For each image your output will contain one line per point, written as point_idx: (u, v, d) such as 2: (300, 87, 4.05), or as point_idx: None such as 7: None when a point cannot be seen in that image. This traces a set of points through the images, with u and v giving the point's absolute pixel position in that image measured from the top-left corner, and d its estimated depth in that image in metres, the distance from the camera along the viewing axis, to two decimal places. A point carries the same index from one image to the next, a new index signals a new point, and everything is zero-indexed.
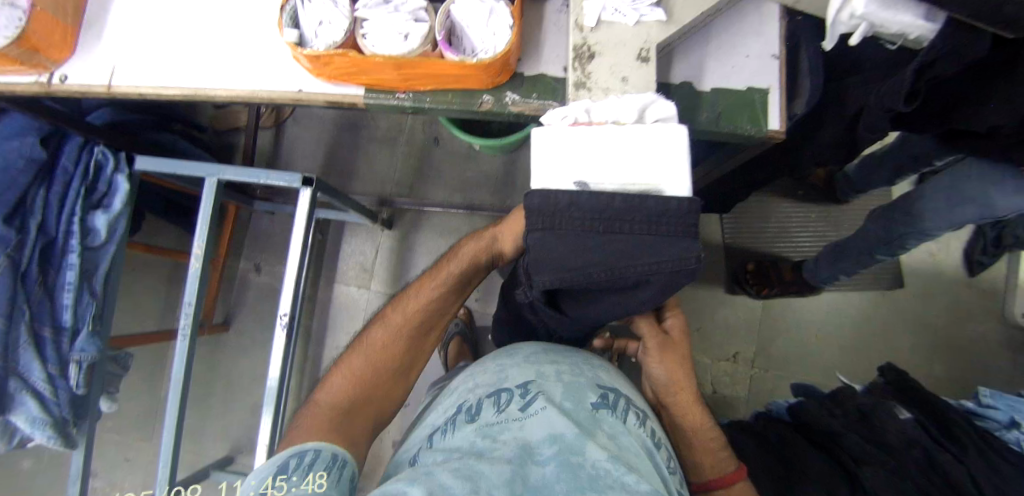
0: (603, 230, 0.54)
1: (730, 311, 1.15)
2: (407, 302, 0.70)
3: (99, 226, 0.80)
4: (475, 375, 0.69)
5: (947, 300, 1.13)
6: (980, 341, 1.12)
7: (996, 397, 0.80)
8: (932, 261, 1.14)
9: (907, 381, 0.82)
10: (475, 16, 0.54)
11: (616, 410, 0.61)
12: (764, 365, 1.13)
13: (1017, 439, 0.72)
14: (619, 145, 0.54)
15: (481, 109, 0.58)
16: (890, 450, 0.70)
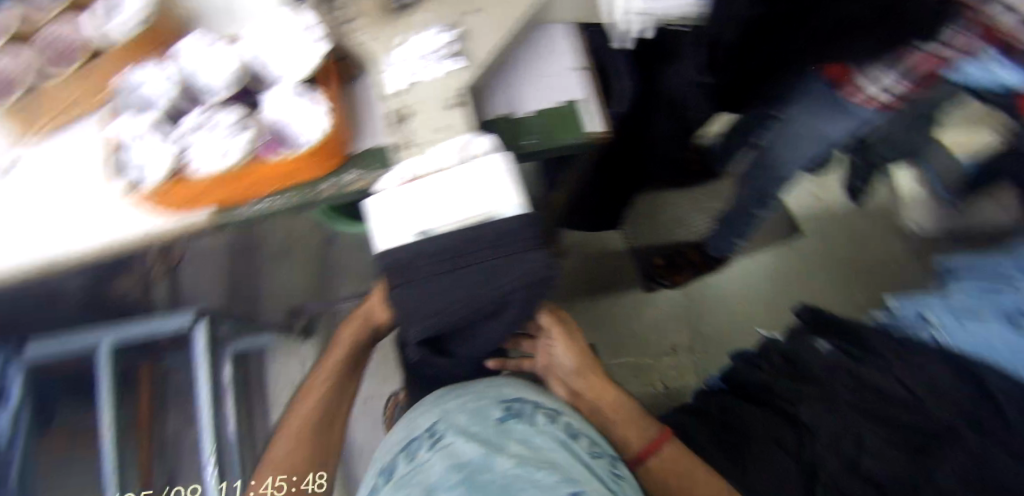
0: (454, 265, 0.51)
1: (656, 306, 1.35)
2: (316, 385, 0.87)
3: None
4: (393, 438, 0.69)
5: (841, 229, 1.36)
6: (882, 262, 1.34)
7: (900, 303, 0.95)
8: (814, 200, 1.38)
9: (819, 315, 1.01)
10: (288, 113, 0.58)
11: (526, 417, 0.60)
12: (701, 346, 1.32)
13: (928, 335, 0.86)
14: (446, 189, 0.52)
15: (324, 194, 0.62)
16: (821, 381, 0.85)
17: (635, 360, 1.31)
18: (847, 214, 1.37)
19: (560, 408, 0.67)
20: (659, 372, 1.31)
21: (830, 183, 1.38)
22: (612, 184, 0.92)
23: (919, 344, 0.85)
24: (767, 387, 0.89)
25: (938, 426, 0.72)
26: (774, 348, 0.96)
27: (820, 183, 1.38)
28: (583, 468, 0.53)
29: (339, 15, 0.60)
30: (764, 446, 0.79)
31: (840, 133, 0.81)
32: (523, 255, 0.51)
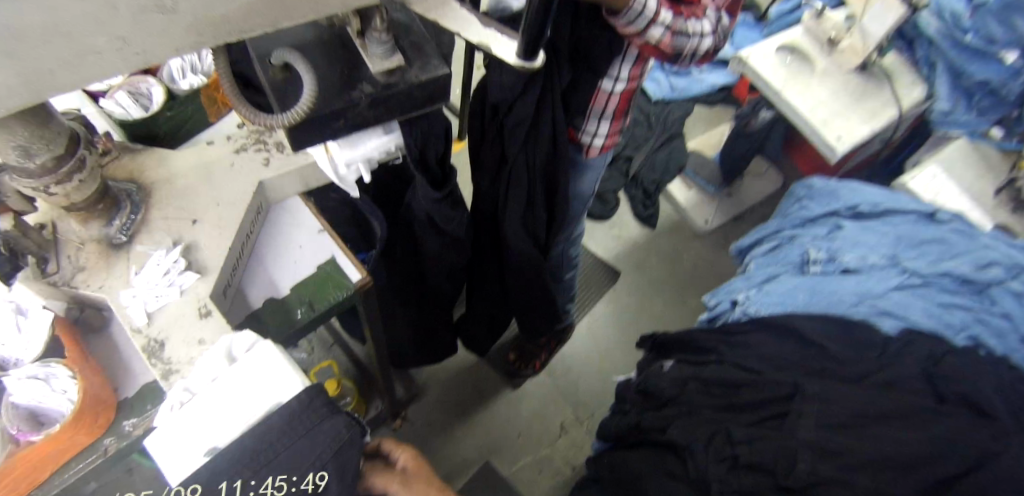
0: (246, 476, 0.43)
1: (528, 396, 1.40)
2: None
3: None
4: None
5: (642, 261, 1.65)
6: (682, 270, 1.65)
7: (715, 294, 1.17)
8: (615, 244, 1.67)
9: (658, 338, 1.10)
10: (38, 389, 0.54)
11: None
12: (585, 412, 1.39)
13: (741, 312, 1.07)
14: (215, 400, 0.46)
15: (106, 452, 0.54)
16: (675, 398, 0.91)
17: (535, 456, 1.33)
18: (646, 243, 1.69)
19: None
20: (563, 456, 1.34)
21: (625, 223, 1.72)
22: (413, 306, 0.98)
23: (738, 327, 0.99)
24: (638, 426, 0.93)
25: (782, 391, 0.81)
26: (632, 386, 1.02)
27: (618, 226, 1.71)
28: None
29: (57, 278, 0.58)
30: (658, 483, 0.80)
31: (590, 187, 0.97)
32: (319, 425, 0.46)
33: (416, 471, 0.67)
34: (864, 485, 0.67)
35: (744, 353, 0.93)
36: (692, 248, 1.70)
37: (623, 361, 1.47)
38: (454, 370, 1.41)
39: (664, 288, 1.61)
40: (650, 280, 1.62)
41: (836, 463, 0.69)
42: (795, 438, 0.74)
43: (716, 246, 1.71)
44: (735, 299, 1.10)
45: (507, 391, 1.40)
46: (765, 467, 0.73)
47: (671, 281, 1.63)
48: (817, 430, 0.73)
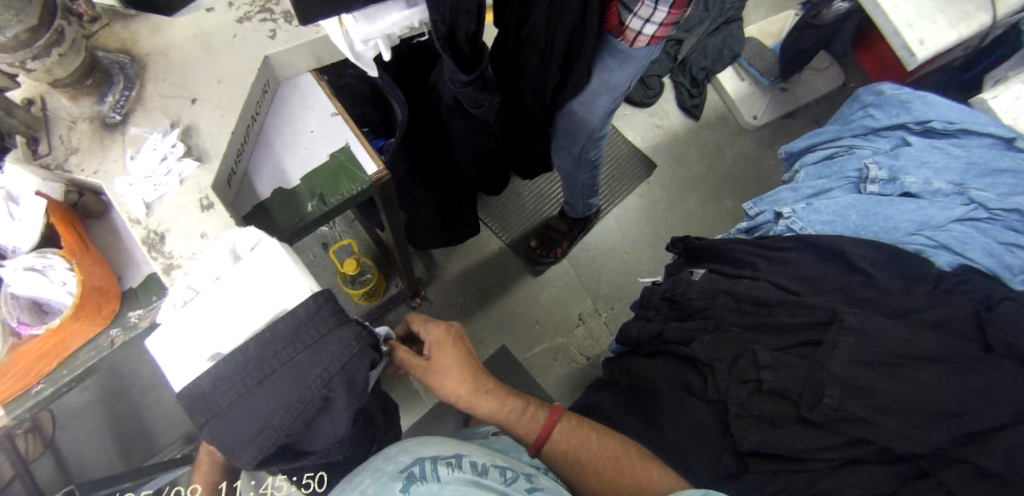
0: (257, 379, 0.44)
1: (549, 287, 1.39)
2: None
3: None
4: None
5: (684, 156, 1.53)
6: (725, 169, 1.53)
7: (756, 203, 1.08)
8: (657, 130, 1.55)
9: (689, 243, 1.05)
10: (34, 282, 0.51)
11: (429, 483, 0.48)
12: (607, 306, 1.38)
13: (785, 227, 0.98)
14: (221, 301, 0.45)
15: (114, 344, 0.54)
16: (702, 309, 0.88)
17: (550, 344, 1.34)
18: (688, 135, 1.55)
19: (469, 451, 0.56)
20: (578, 346, 1.35)
21: (668, 112, 1.57)
22: (439, 192, 0.92)
23: (780, 244, 0.92)
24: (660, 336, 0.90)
25: (825, 316, 0.76)
26: (657, 293, 0.98)
27: (660, 114, 1.57)
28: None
29: (49, 160, 0.54)
30: (675, 398, 0.80)
31: (627, 80, 0.83)
32: (327, 337, 0.46)
33: (444, 358, 0.77)
34: (891, 430, 0.65)
35: (785, 266, 0.88)
36: (741, 146, 1.56)
37: (650, 259, 1.42)
38: (475, 257, 1.40)
39: (703, 186, 1.51)
40: (688, 175, 1.52)
41: (865, 403, 0.67)
42: (829, 372, 0.70)
43: (767, 144, 1.56)
44: (779, 211, 1.00)
45: (528, 277, 1.39)
46: (786, 395, 0.72)
47: (710, 178, 1.52)
48: (853, 366, 0.69)
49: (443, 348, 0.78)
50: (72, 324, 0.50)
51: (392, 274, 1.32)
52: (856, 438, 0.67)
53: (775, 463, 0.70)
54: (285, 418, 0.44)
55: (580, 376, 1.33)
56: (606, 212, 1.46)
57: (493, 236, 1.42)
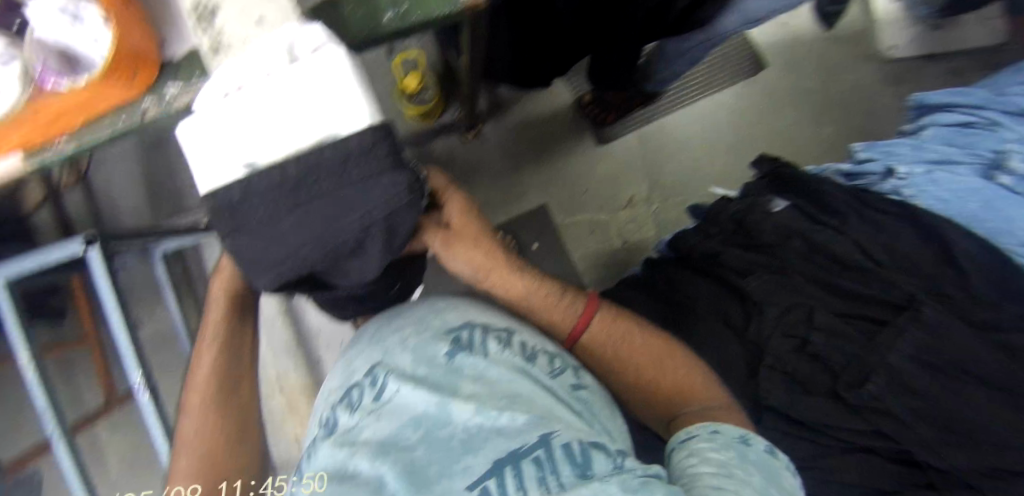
0: (293, 205, 0.39)
1: (608, 158, 1.28)
2: (195, 377, 0.67)
3: (26, 378, 0.87)
4: (328, 383, 0.63)
5: (811, 62, 1.28)
6: (853, 89, 1.27)
7: (869, 148, 0.90)
8: (785, 30, 1.28)
9: (782, 172, 0.87)
10: (63, 29, 0.42)
11: (476, 346, 0.55)
12: (661, 195, 1.28)
13: (892, 186, 0.85)
14: (266, 106, 0.38)
15: (145, 116, 0.50)
16: (773, 248, 0.81)
17: (591, 218, 1.28)
18: (815, 43, 1.28)
19: (512, 325, 0.61)
20: (618, 227, 1.28)
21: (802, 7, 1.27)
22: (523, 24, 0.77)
23: (884, 208, 0.80)
24: (715, 257, 0.84)
25: (901, 299, 0.72)
26: (724, 210, 0.87)
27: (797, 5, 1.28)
28: (549, 395, 0.51)
29: None
30: (711, 325, 0.79)
31: None
32: (376, 181, 0.40)
33: (458, 227, 0.63)
34: (919, 435, 0.64)
35: (878, 229, 0.78)
36: (894, 68, 1.26)
37: (722, 170, 1.28)
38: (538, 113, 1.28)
39: (818, 102, 1.28)
40: (797, 89, 1.28)
41: (907, 402, 0.65)
42: (882, 358, 0.67)
43: (923, 68, 1.25)
44: (891, 168, 0.86)
45: (588, 145, 1.28)
46: (827, 363, 0.71)
47: (824, 99, 1.28)
48: (909, 363, 0.66)
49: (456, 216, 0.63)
50: (101, 89, 0.45)
51: (452, 100, 1.25)
52: (879, 430, 0.67)
53: (789, 424, 0.70)
54: (315, 253, 0.41)
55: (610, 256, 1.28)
56: (694, 101, 1.28)
57: (568, 92, 1.28)
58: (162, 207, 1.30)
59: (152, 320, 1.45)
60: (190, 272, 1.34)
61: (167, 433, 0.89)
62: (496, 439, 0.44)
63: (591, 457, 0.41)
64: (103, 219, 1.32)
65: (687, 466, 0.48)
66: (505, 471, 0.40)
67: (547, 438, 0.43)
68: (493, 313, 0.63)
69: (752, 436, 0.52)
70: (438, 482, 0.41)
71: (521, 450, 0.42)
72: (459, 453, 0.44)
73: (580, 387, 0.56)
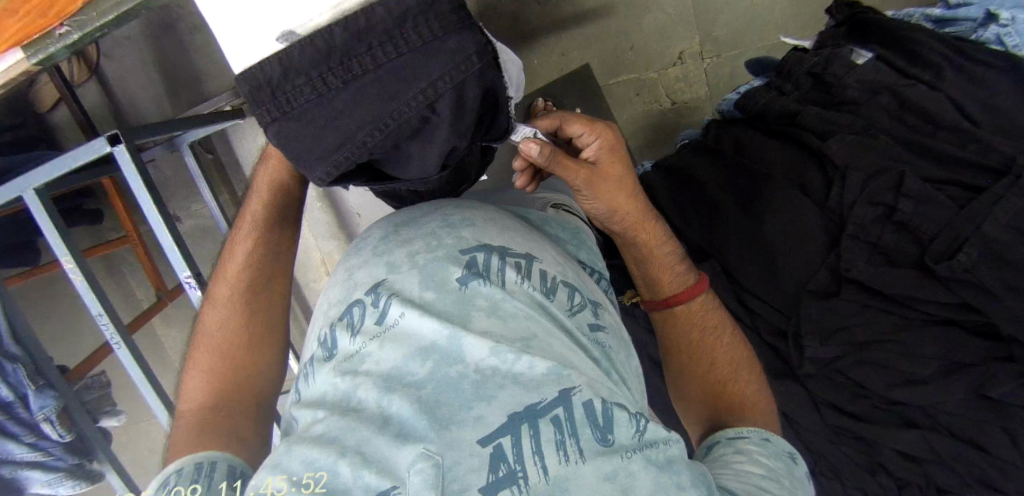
0: (346, 79, 0.33)
1: (657, 13, 1.14)
2: (227, 268, 0.61)
3: (82, 287, 0.89)
4: (327, 291, 0.52)
5: None
6: None
7: None
8: None
9: (861, 16, 0.79)
10: None
11: (492, 275, 0.46)
12: (713, 52, 1.16)
13: (994, 36, 0.71)
14: None
15: None
16: (857, 107, 0.74)
17: (638, 76, 1.19)
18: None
19: (536, 242, 0.53)
20: (666, 84, 1.20)
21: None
22: None
23: (977, 57, 0.69)
24: (793, 117, 0.78)
25: (999, 163, 0.65)
26: (800, 64, 0.80)
27: None
28: (565, 338, 0.44)
29: None
30: (786, 194, 0.75)
31: None
32: (440, 41, 0.33)
33: (609, 171, 0.62)
34: (1007, 308, 0.61)
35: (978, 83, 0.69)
36: None
37: (780, 23, 1.12)
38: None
39: None
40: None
41: (1002, 273, 0.61)
42: (977, 228, 0.63)
43: None
44: (992, 12, 0.71)
45: None
46: (915, 232, 0.68)
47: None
48: (1003, 233, 0.61)
49: (614, 155, 0.62)
50: None
51: None
52: (967, 302, 0.65)
53: (874, 298, 0.69)
54: (375, 136, 0.35)
55: (659, 118, 1.23)
56: None
57: None
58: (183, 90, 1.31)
59: (195, 214, 1.46)
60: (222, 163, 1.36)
61: None
62: (516, 389, 0.38)
63: (614, 419, 0.39)
64: (144, 115, 1.35)
65: (732, 460, 0.48)
66: (522, 429, 0.36)
67: (567, 393, 0.38)
68: (515, 229, 0.53)
69: (797, 455, 0.52)
70: (450, 428, 0.36)
71: (539, 407, 0.37)
72: (470, 397, 0.38)
73: (597, 327, 0.49)
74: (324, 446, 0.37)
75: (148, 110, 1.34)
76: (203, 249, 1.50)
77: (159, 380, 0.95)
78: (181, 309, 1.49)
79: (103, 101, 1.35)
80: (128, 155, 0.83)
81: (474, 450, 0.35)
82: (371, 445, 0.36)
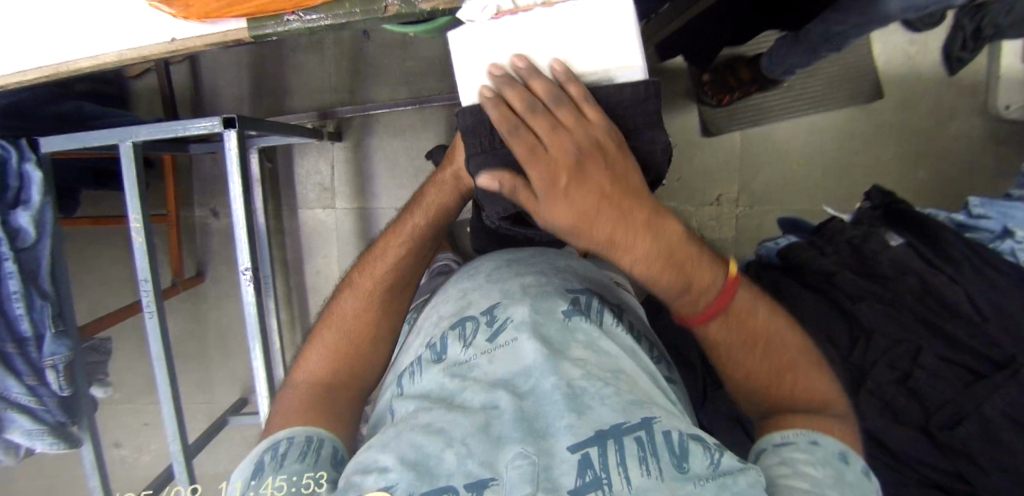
0: (551, 137, 0.42)
1: (714, 151, 1.25)
2: (373, 266, 0.64)
3: (136, 247, 0.90)
4: (437, 306, 0.65)
5: (931, 101, 1.18)
6: (960, 139, 1.18)
7: (986, 205, 0.91)
8: (910, 62, 1.17)
9: (894, 205, 0.91)
10: None
11: (590, 314, 0.57)
12: (747, 203, 1.26)
13: (1008, 248, 0.85)
14: (547, 31, 0.43)
15: (388, 13, 0.52)
16: (885, 279, 0.85)
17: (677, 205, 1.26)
18: (937, 85, 1.17)
19: (619, 301, 0.65)
20: (699, 219, 1.28)
21: (934, 43, 1.16)
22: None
23: (998, 266, 0.81)
24: (829, 276, 0.88)
25: (998, 356, 0.74)
26: (842, 233, 0.90)
27: (923, 43, 1.16)
28: (646, 379, 0.52)
29: None
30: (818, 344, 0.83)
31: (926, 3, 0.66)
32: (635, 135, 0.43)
33: (619, 235, 0.44)
34: (994, 483, 0.69)
35: (989, 285, 0.79)
36: (1006, 127, 1.17)
37: (817, 191, 1.24)
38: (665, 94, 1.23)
39: (933, 145, 1.19)
40: (904, 127, 1.19)
41: (992, 451, 0.69)
42: (977, 407, 0.71)
43: None
44: (1010, 229, 0.86)
45: (694, 135, 1.24)
46: (923, 400, 0.75)
47: (930, 145, 1.19)
48: (999, 418, 0.69)
49: (561, 176, 0.42)
50: None
51: None
52: (960, 473, 0.72)
53: (879, 449, 0.77)
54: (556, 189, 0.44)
55: None
56: (807, 114, 1.21)
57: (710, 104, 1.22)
58: (265, 99, 1.32)
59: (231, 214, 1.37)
60: (277, 175, 1.32)
61: (262, 324, 0.90)
62: (602, 408, 0.46)
63: (689, 450, 0.44)
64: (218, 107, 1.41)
65: (777, 474, 0.49)
66: (609, 443, 0.43)
67: (649, 421, 0.45)
68: (603, 282, 0.67)
69: (851, 455, 0.51)
70: (546, 439, 0.44)
71: (622, 426, 0.45)
72: (563, 408, 0.46)
73: (670, 378, 0.59)
74: (433, 435, 0.46)
75: (225, 107, 1.32)
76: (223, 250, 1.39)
77: (174, 361, 0.92)
78: (183, 301, 1.44)
79: (189, 86, 1.34)
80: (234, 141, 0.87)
81: (564, 456, 0.43)
82: (474, 440, 0.45)
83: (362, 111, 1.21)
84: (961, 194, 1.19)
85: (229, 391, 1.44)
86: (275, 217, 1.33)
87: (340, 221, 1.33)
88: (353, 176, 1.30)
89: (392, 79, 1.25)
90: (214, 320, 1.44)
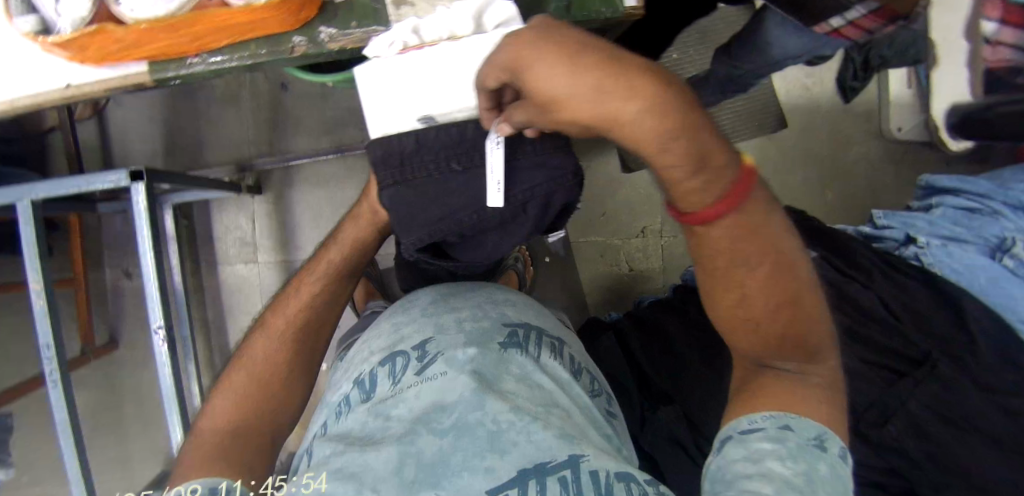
0: (461, 165, 0.45)
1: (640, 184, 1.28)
2: (289, 303, 0.62)
3: (37, 308, 0.80)
4: (370, 341, 0.61)
5: (829, 126, 1.29)
6: (859, 160, 1.29)
7: (888, 216, 0.98)
8: (807, 94, 1.28)
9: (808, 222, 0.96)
10: None
11: (527, 347, 0.56)
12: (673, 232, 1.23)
13: (913, 253, 0.91)
14: (451, 68, 0.46)
15: (294, 53, 0.51)
16: None
17: (605, 240, 1.25)
18: (831, 111, 1.28)
19: (562, 334, 0.64)
20: (627, 252, 1.25)
21: (828, 76, 1.28)
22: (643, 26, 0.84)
23: (905, 270, 0.87)
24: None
25: (916, 353, 0.78)
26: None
27: (815, 76, 1.28)
28: (579, 417, 0.50)
29: None
30: None
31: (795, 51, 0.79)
32: (547, 159, 0.44)
33: (604, 84, 0.30)
34: (926, 474, 0.71)
35: (900, 289, 0.85)
36: (898, 148, 1.29)
37: None
38: None
39: (837, 166, 1.29)
40: (806, 152, 1.29)
41: (923, 447, 0.72)
42: (902, 404, 0.75)
43: (938, 153, 1.28)
44: (912, 236, 0.92)
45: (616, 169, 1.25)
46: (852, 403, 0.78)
47: (832, 166, 1.29)
48: (924, 411, 0.73)
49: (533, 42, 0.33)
50: (267, 8, 0.47)
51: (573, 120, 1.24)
52: (894, 469, 0.74)
53: None
54: (471, 217, 0.45)
55: (618, 281, 1.25)
56: None
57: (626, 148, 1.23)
58: (179, 156, 1.25)
59: None
60: (195, 233, 1.25)
61: (179, 385, 0.83)
62: (528, 447, 0.43)
63: (615, 491, 0.39)
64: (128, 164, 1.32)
65: (739, 471, 0.42)
66: (530, 483, 0.40)
67: (576, 459, 0.42)
68: (547, 317, 0.66)
69: (829, 437, 0.45)
70: (461, 474, 0.41)
71: (546, 464, 0.41)
72: (485, 447, 0.43)
73: (610, 415, 0.58)
74: (344, 481, 0.42)
75: (138, 164, 1.25)
76: (142, 315, 1.30)
77: (83, 432, 0.82)
78: (94, 370, 1.30)
79: (98, 144, 1.25)
80: (143, 195, 0.82)
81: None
82: (386, 485, 0.41)
83: (285, 161, 1.20)
84: (866, 209, 1.29)
85: (145, 469, 1.30)
86: (193, 274, 1.25)
87: (264, 275, 1.26)
88: (277, 230, 1.26)
89: (312, 130, 1.22)
90: (130, 389, 1.31)
